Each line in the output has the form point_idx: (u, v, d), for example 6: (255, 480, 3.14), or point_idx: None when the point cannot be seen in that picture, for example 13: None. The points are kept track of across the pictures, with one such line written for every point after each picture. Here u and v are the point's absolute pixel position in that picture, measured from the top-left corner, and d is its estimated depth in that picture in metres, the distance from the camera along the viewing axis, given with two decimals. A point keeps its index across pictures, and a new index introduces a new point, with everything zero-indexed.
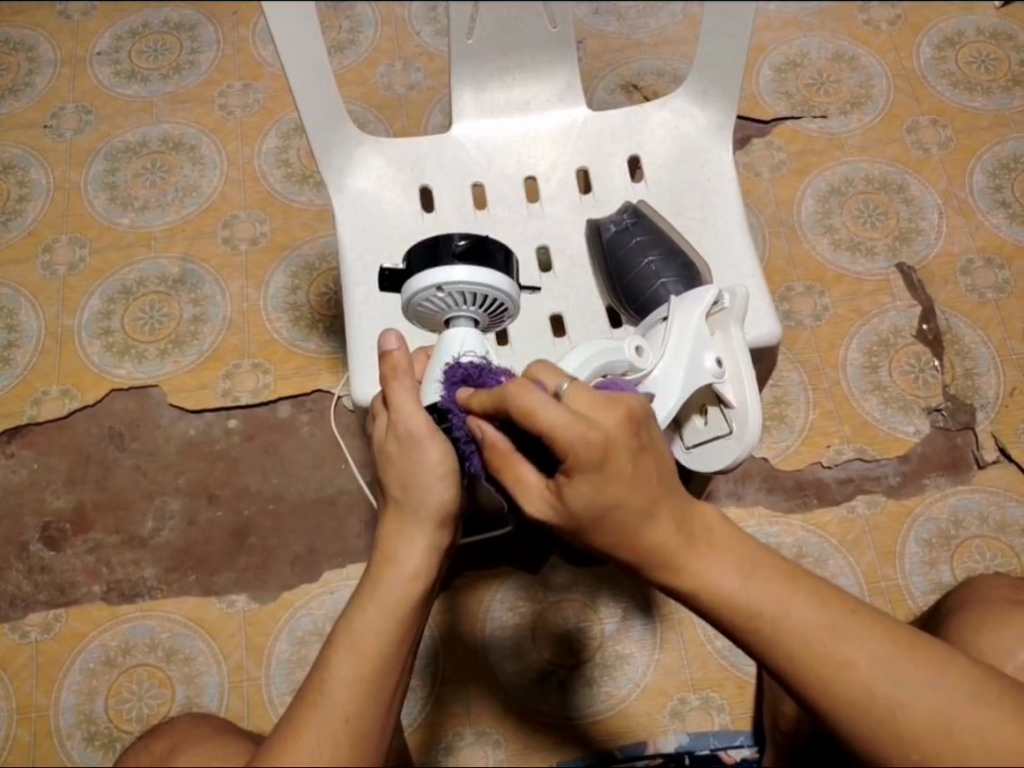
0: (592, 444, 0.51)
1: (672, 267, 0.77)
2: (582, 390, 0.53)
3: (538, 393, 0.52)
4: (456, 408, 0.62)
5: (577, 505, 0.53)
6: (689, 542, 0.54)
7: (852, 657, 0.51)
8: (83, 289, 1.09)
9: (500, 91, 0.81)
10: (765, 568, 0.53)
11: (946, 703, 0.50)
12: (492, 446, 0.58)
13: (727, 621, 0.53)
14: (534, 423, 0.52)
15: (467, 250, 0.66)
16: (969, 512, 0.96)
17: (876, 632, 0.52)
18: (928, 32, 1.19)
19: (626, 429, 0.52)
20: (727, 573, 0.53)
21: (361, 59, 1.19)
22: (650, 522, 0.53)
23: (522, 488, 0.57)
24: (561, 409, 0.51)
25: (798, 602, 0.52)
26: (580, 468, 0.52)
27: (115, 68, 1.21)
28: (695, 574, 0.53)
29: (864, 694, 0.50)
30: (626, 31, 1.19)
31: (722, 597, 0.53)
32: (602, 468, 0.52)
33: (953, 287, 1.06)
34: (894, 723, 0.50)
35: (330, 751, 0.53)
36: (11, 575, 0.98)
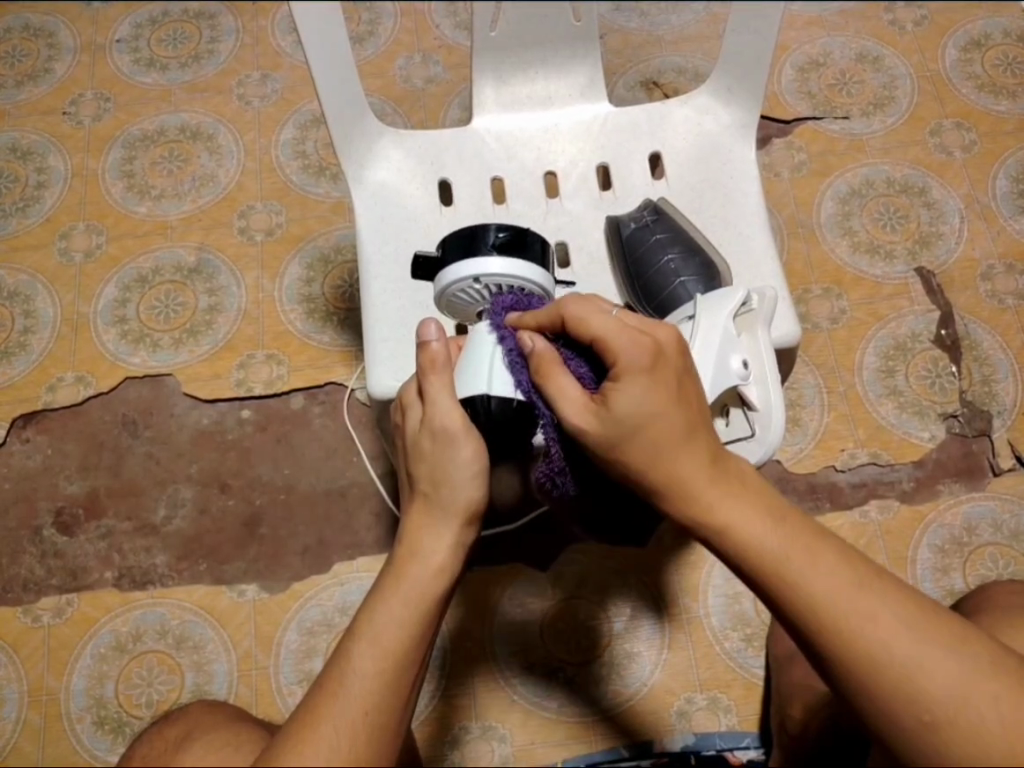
0: (642, 346, 0.56)
1: (691, 266, 0.77)
2: (634, 314, 0.59)
3: (594, 307, 0.59)
4: (506, 331, 0.63)
5: (619, 406, 0.56)
6: (717, 479, 0.56)
7: (875, 613, 0.52)
8: (99, 277, 1.10)
9: (522, 85, 0.80)
10: (790, 516, 0.56)
11: (965, 671, 0.51)
12: (539, 356, 0.60)
13: (749, 563, 0.55)
14: (587, 330, 0.58)
15: (506, 242, 0.65)
16: (983, 520, 0.96)
17: (894, 591, 0.54)
18: (954, 33, 1.18)
19: (677, 349, 0.58)
20: (754, 514, 0.55)
21: (380, 51, 1.19)
22: (686, 448, 0.56)
23: (562, 394, 0.59)
24: (613, 320, 0.58)
25: (822, 551, 0.54)
26: (630, 370, 0.56)
27: (134, 55, 1.21)
28: (722, 511, 0.55)
29: (880, 652, 0.51)
30: (647, 28, 1.18)
31: (747, 538, 0.54)
32: (650, 370, 0.56)
33: (972, 293, 1.05)
34: (907, 682, 0.51)
35: (349, 741, 0.54)
36: (24, 559, 0.98)
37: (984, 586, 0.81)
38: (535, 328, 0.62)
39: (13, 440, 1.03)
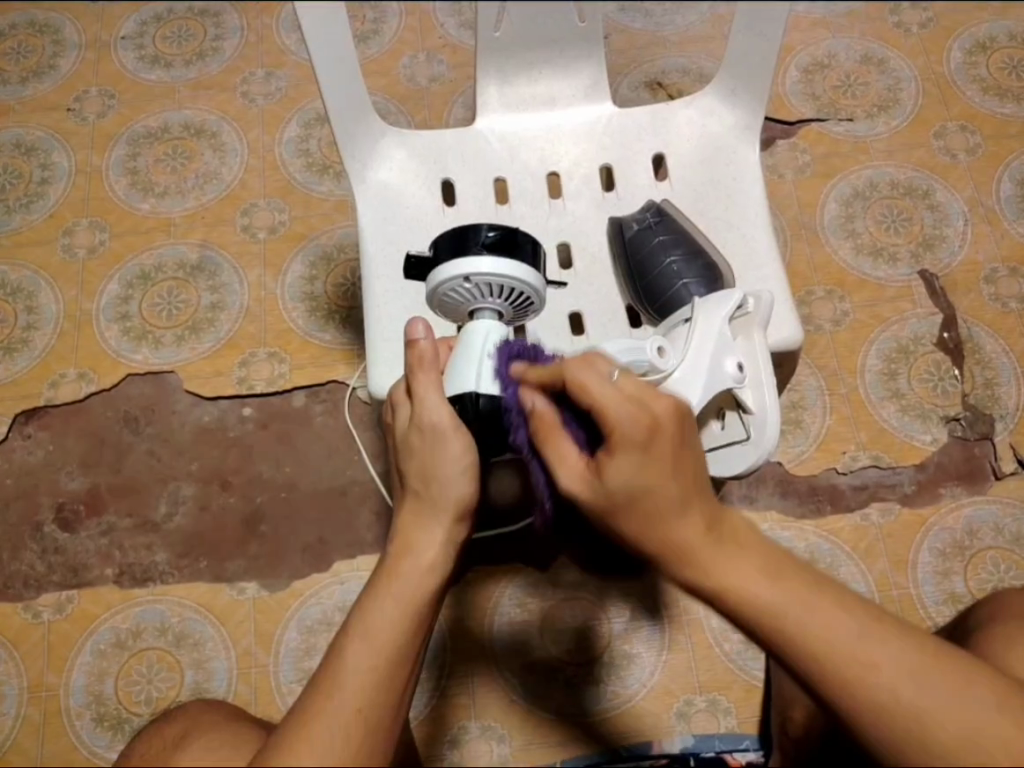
0: (639, 422, 0.53)
1: (693, 269, 0.77)
2: (634, 377, 0.56)
3: (592, 371, 0.55)
4: (507, 381, 0.62)
5: (614, 480, 0.54)
6: (715, 542, 0.53)
7: (880, 664, 0.50)
8: (102, 273, 1.10)
9: (526, 85, 0.80)
10: (789, 571, 0.53)
11: (974, 715, 0.50)
12: (540, 417, 0.59)
13: (748, 623, 0.53)
14: (586, 398, 0.55)
15: (497, 242, 0.65)
16: (984, 524, 0.96)
17: (902, 637, 0.51)
18: (959, 36, 1.18)
19: (676, 417, 0.54)
20: (752, 573, 0.53)
21: (385, 49, 1.19)
22: (680, 515, 0.53)
23: (560, 462, 0.58)
24: (613, 387, 0.54)
25: (825, 607, 0.52)
26: (625, 443, 0.53)
27: (139, 52, 1.21)
28: (718, 575, 0.53)
29: (889, 704, 0.50)
30: (651, 28, 1.18)
31: (748, 601, 0.52)
32: (646, 446, 0.53)
33: (975, 296, 1.04)
34: (920, 734, 0.50)
35: (342, 739, 0.53)
36: (25, 555, 0.99)
37: (995, 592, 0.80)
38: (537, 384, 0.61)
39: (14, 436, 1.03)
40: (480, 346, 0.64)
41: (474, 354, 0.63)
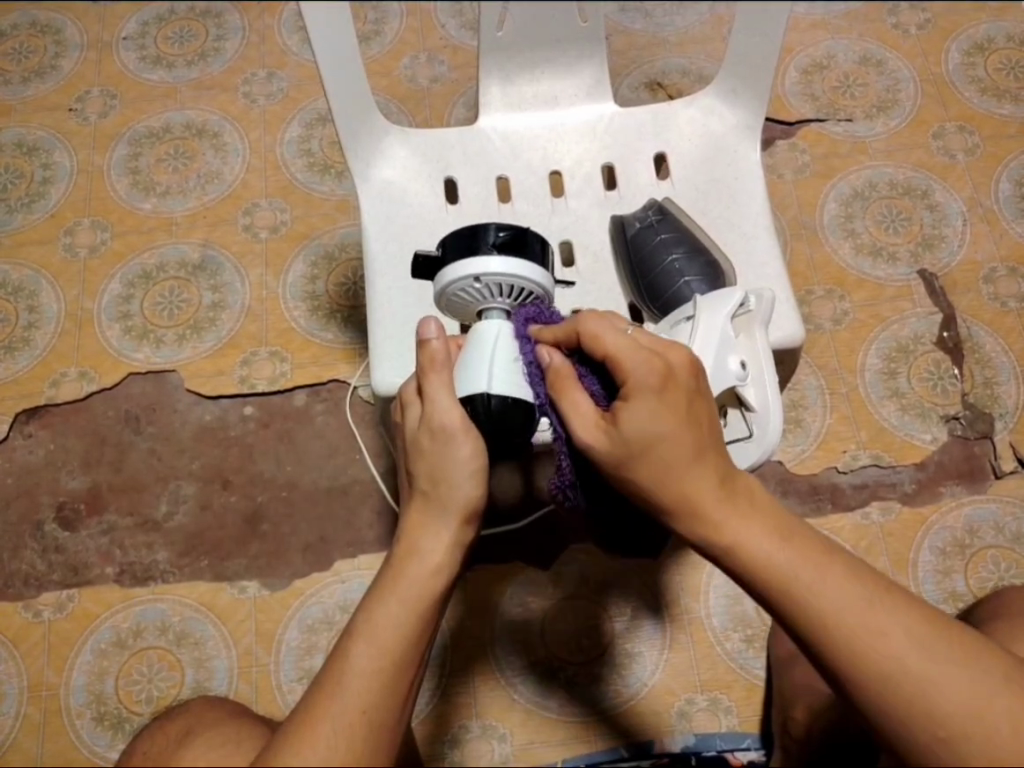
0: (653, 369, 0.55)
1: (695, 266, 0.77)
2: (648, 331, 0.58)
3: (607, 322, 0.58)
4: (524, 338, 0.64)
5: (626, 427, 0.55)
6: (729, 500, 0.55)
7: (887, 628, 0.52)
8: (104, 272, 1.10)
9: (528, 85, 0.81)
10: (799, 535, 0.55)
11: (978, 686, 0.51)
12: (556, 371, 0.60)
13: (759, 582, 0.54)
14: (601, 347, 0.57)
15: (506, 242, 0.65)
16: (984, 522, 0.96)
17: (907, 609, 0.53)
18: (957, 37, 1.18)
19: (690, 369, 0.56)
20: (764, 535, 0.54)
21: (386, 50, 1.20)
22: (694, 465, 0.55)
23: (575, 410, 0.58)
24: (628, 337, 0.57)
25: (835, 572, 0.53)
26: (639, 389, 0.55)
27: (141, 53, 1.22)
28: (732, 531, 0.54)
29: (895, 667, 0.51)
30: (651, 29, 1.19)
31: (760, 561, 0.54)
32: (660, 393, 0.55)
33: (974, 295, 1.05)
34: (925, 701, 0.51)
35: (346, 742, 0.54)
36: (25, 554, 0.98)
37: (997, 595, 0.80)
38: (552, 342, 0.62)
39: (15, 435, 1.03)
40: (492, 346, 0.63)
41: (486, 355, 0.63)
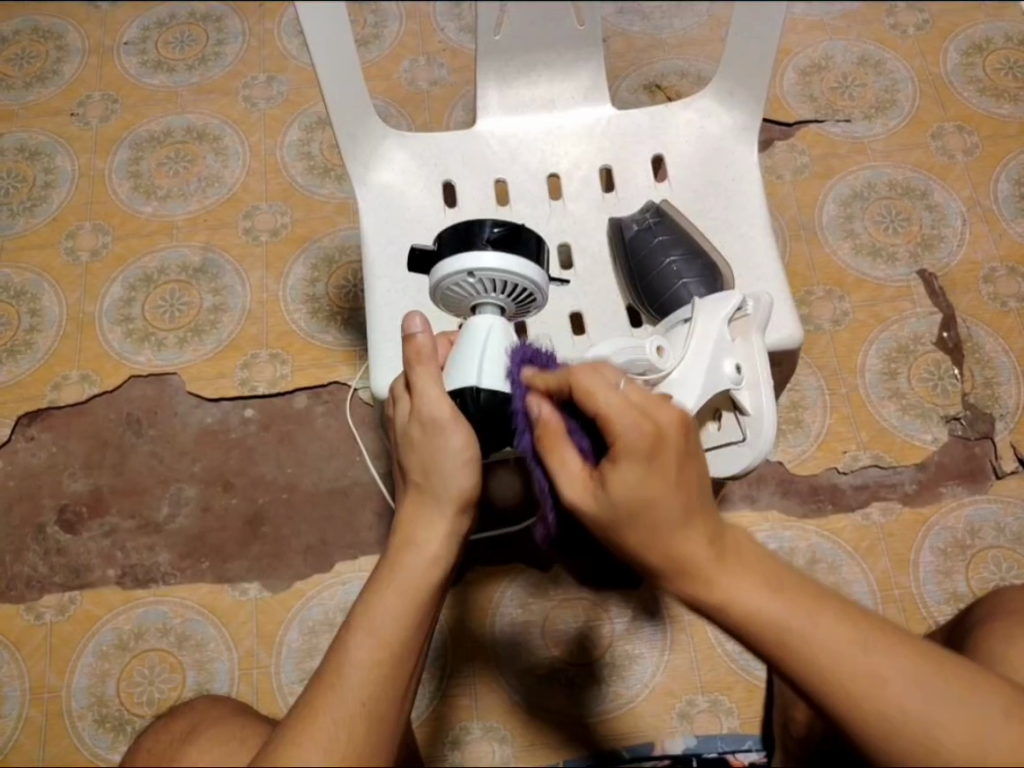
0: (643, 432, 0.53)
1: (694, 269, 0.76)
2: (639, 385, 0.56)
3: (599, 378, 0.56)
4: (518, 385, 0.62)
5: (616, 493, 0.54)
6: (719, 558, 0.54)
7: (884, 673, 0.51)
8: (106, 276, 1.10)
9: (526, 87, 0.81)
10: (790, 585, 0.54)
11: (977, 720, 0.51)
12: (545, 424, 0.59)
13: (752, 637, 0.53)
14: (593, 405, 0.55)
15: (500, 237, 0.65)
16: (985, 522, 0.96)
17: (901, 649, 0.52)
18: (955, 38, 1.18)
19: (679, 427, 0.54)
20: (755, 589, 0.53)
21: (385, 54, 1.20)
22: (684, 531, 0.53)
23: (563, 471, 0.57)
24: (618, 396, 0.54)
25: (827, 619, 0.52)
26: (629, 451, 0.53)
27: (142, 57, 1.22)
28: (723, 590, 0.53)
29: (895, 711, 0.51)
30: (650, 31, 1.19)
31: (753, 617, 0.53)
32: (651, 459, 0.53)
33: (974, 295, 1.05)
34: (924, 743, 0.51)
35: (347, 732, 0.54)
36: (27, 556, 0.99)
37: (998, 591, 0.79)
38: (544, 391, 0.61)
39: (17, 438, 1.03)
40: (483, 341, 0.64)
41: (478, 347, 0.64)
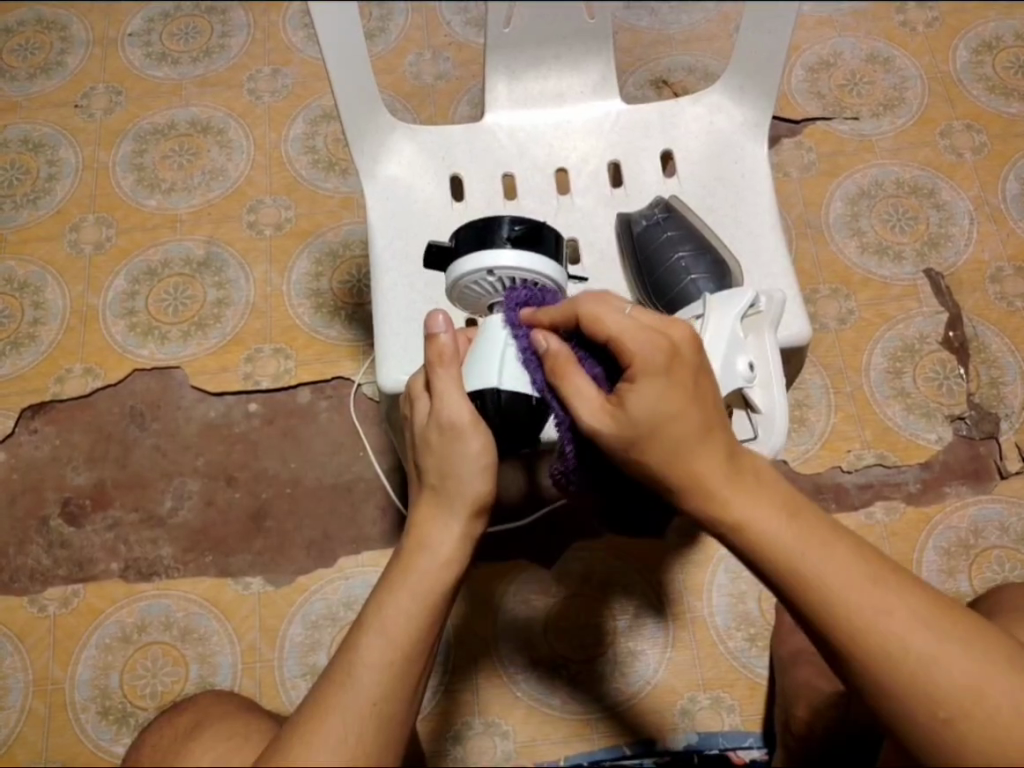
0: (659, 348, 0.55)
1: (702, 264, 0.76)
2: (647, 310, 0.58)
3: (607, 303, 0.58)
4: (518, 327, 0.63)
5: (637, 410, 0.55)
6: (735, 477, 0.55)
7: (894, 608, 0.52)
8: (109, 269, 1.10)
9: (535, 82, 0.80)
10: (807, 513, 0.55)
11: (979, 668, 0.52)
12: (554, 355, 0.60)
13: (765, 562, 0.54)
14: (602, 327, 0.57)
15: (522, 235, 0.65)
16: (989, 522, 0.96)
17: (911, 588, 0.54)
18: (965, 35, 1.18)
19: (694, 345, 0.56)
20: (771, 513, 0.54)
21: (391, 47, 1.19)
22: (703, 446, 0.55)
23: (578, 397, 0.58)
24: (629, 318, 0.56)
25: (840, 551, 0.54)
26: (647, 368, 0.55)
27: (146, 50, 1.22)
28: (740, 509, 0.54)
29: (899, 649, 0.51)
30: (657, 27, 1.19)
31: (766, 536, 0.54)
32: (668, 374, 0.55)
33: (981, 295, 1.04)
34: (928, 680, 0.51)
35: (355, 734, 0.54)
36: (30, 548, 0.99)
37: (999, 588, 0.79)
38: (550, 325, 0.62)
39: (21, 431, 1.03)
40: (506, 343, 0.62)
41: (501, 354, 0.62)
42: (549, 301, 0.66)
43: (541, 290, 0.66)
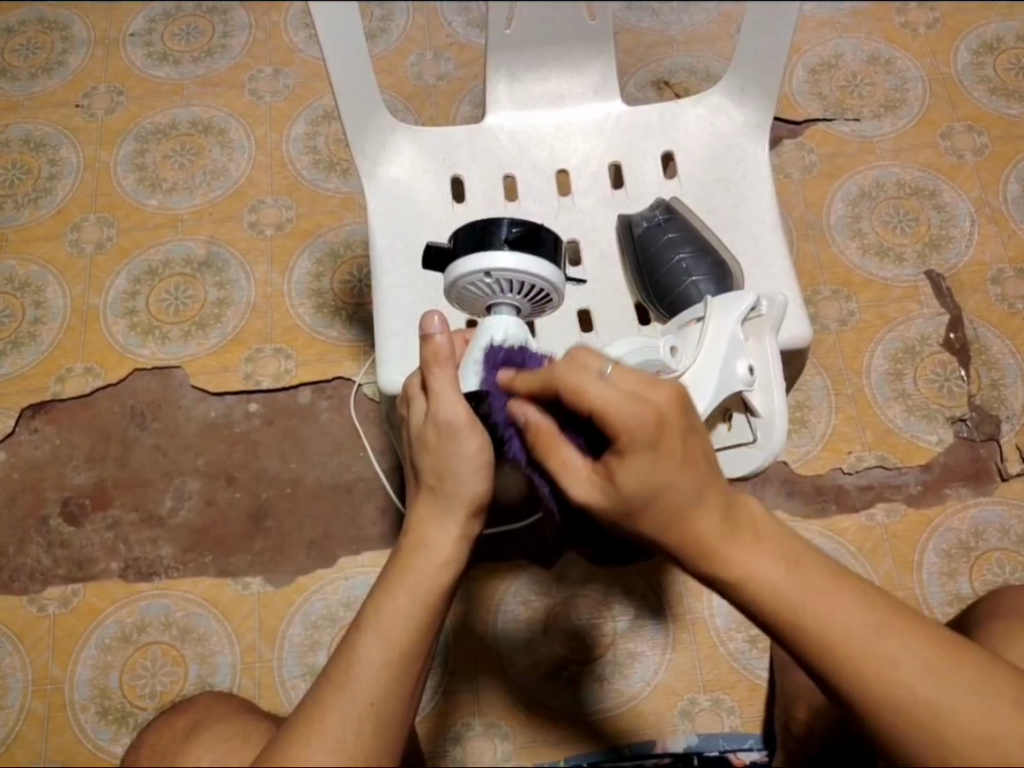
0: (645, 424, 0.51)
1: (702, 266, 0.77)
2: (627, 368, 0.53)
3: (586, 371, 0.53)
4: (496, 392, 0.61)
5: (627, 484, 0.54)
6: (731, 532, 0.54)
7: (898, 656, 0.51)
8: (110, 269, 1.10)
9: (536, 83, 0.80)
10: (806, 562, 0.54)
11: (986, 709, 0.51)
12: (535, 429, 0.58)
13: (766, 616, 0.53)
14: (585, 401, 0.53)
15: (519, 237, 0.65)
16: (990, 524, 0.95)
17: (915, 631, 0.52)
18: (966, 37, 1.18)
19: (677, 404, 0.52)
20: (770, 565, 0.53)
21: (393, 47, 1.20)
22: (697, 509, 0.53)
23: (565, 471, 0.57)
24: (610, 386, 0.52)
25: (842, 601, 0.52)
26: (632, 447, 0.52)
27: (148, 49, 1.22)
28: (738, 567, 0.53)
29: (904, 698, 0.51)
30: (659, 28, 1.19)
31: (765, 593, 0.53)
32: (656, 445, 0.52)
33: (982, 296, 1.04)
34: (934, 724, 0.51)
35: (353, 734, 0.54)
36: (30, 548, 0.99)
37: (999, 590, 0.79)
38: (526, 397, 0.59)
39: (21, 430, 1.03)
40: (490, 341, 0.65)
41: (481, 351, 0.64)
42: (531, 359, 0.63)
43: (523, 349, 0.63)
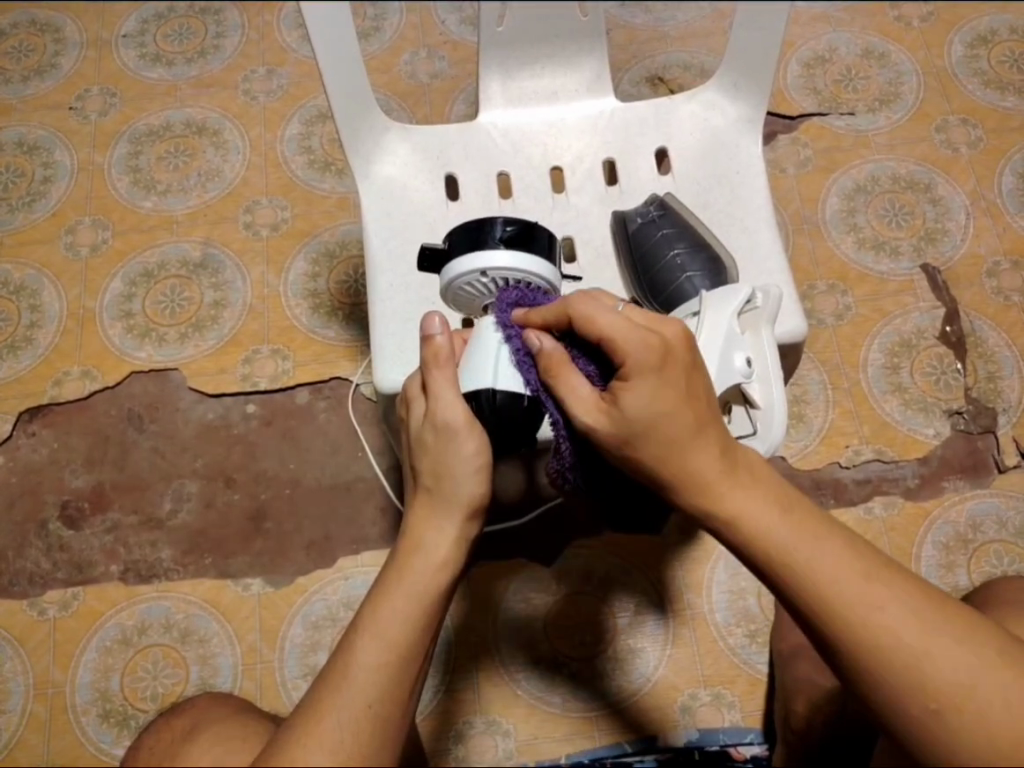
0: (651, 345, 0.55)
1: (698, 261, 0.77)
2: (637, 307, 0.58)
3: (597, 304, 0.58)
4: (513, 326, 0.63)
5: (630, 407, 0.56)
6: (729, 474, 0.56)
7: (885, 603, 0.53)
8: (106, 271, 1.10)
9: (529, 81, 0.80)
10: (797, 505, 0.56)
11: (970, 662, 0.52)
12: (548, 356, 0.60)
13: (758, 558, 0.55)
14: (596, 328, 0.57)
15: (514, 236, 0.65)
16: (987, 516, 0.96)
17: (903, 584, 0.54)
18: (959, 29, 1.18)
19: (687, 341, 0.56)
20: (765, 507, 0.55)
21: (386, 46, 1.19)
22: (696, 444, 0.55)
23: (574, 396, 0.59)
24: (621, 318, 0.57)
25: (834, 546, 0.54)
26: (639, 369, 0.55)
27: (140, 51, 1.21)
28: (732, 504, 0.55)
29: (888, 642, 0.52)
30: (652, 24, 1.18)
31: (757, 529, 0.55)
32: (660, 369, 0.55)
33: (978, 289, 1.05)
34: (918, 672, 0.52)
35: (352, 735, 0.54)
36: (29, 552, 0.99)
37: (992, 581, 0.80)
38: (541, 325, 0.62)
39: (19, 434, 1.03)
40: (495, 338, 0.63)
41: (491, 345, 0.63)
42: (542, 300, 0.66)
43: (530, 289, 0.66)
